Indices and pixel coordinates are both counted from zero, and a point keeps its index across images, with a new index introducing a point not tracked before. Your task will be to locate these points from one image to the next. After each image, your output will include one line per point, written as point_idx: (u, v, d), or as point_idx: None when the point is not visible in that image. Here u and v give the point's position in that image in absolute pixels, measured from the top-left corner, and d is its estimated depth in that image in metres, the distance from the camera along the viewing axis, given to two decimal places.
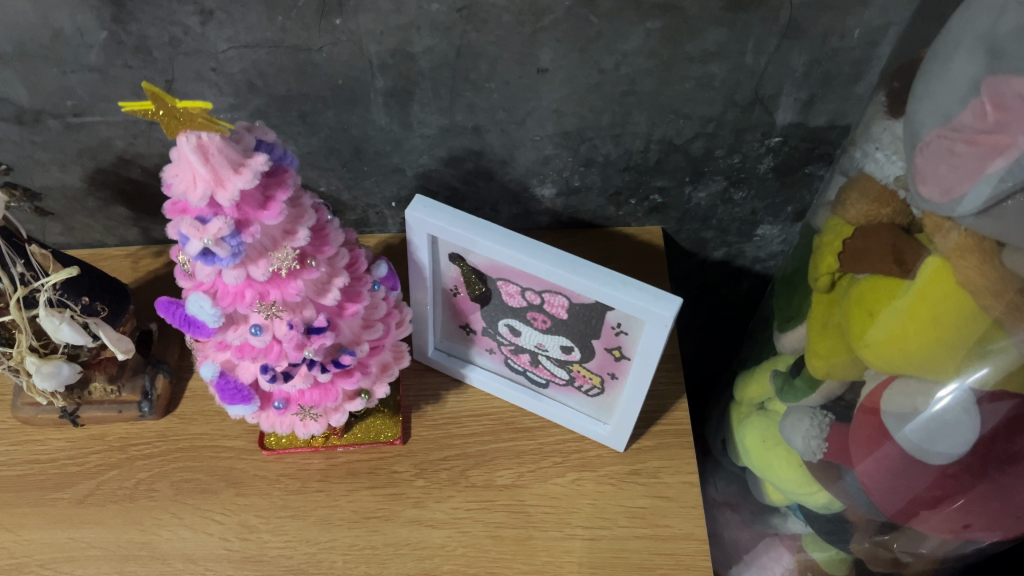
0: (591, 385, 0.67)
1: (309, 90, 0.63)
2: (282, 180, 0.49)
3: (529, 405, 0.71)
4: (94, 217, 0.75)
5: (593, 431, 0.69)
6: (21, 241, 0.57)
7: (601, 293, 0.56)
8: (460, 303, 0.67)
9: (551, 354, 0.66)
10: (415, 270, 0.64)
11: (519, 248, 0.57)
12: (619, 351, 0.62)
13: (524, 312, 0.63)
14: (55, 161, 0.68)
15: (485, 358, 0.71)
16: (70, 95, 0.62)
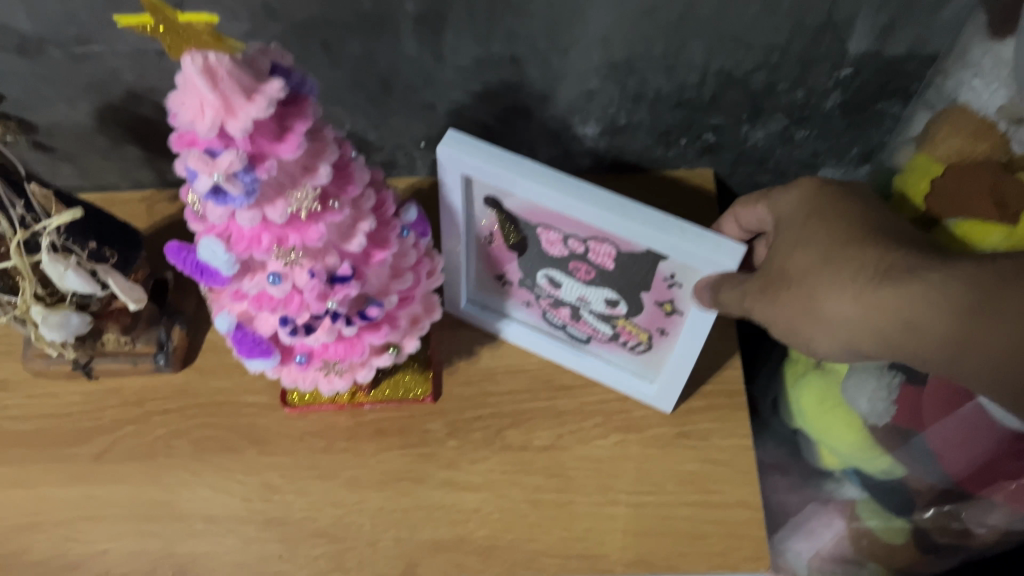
0: (638, 341, 0.61)
1: (332, 15, 0.58)
2: (301, 110, 0.44)
3: (567, 362, 0.66)
4: (106, 158, 0.71)
5: (639, 391, 0.64)
6: (21, 180, 0.52)
7: (654, 241, 0.50)
8: (494, 252, 0.62)
9: (594, 309, 0.61)
10: (449, 212, 0.59)
11: (563, 190, 0.52)
12: (671, 305, 0.57)
13: (567, 262, 0.58)
14: (62, 97, 0.63)
15: (521, 310, 0.66)
16: (74, 22, 0.57)
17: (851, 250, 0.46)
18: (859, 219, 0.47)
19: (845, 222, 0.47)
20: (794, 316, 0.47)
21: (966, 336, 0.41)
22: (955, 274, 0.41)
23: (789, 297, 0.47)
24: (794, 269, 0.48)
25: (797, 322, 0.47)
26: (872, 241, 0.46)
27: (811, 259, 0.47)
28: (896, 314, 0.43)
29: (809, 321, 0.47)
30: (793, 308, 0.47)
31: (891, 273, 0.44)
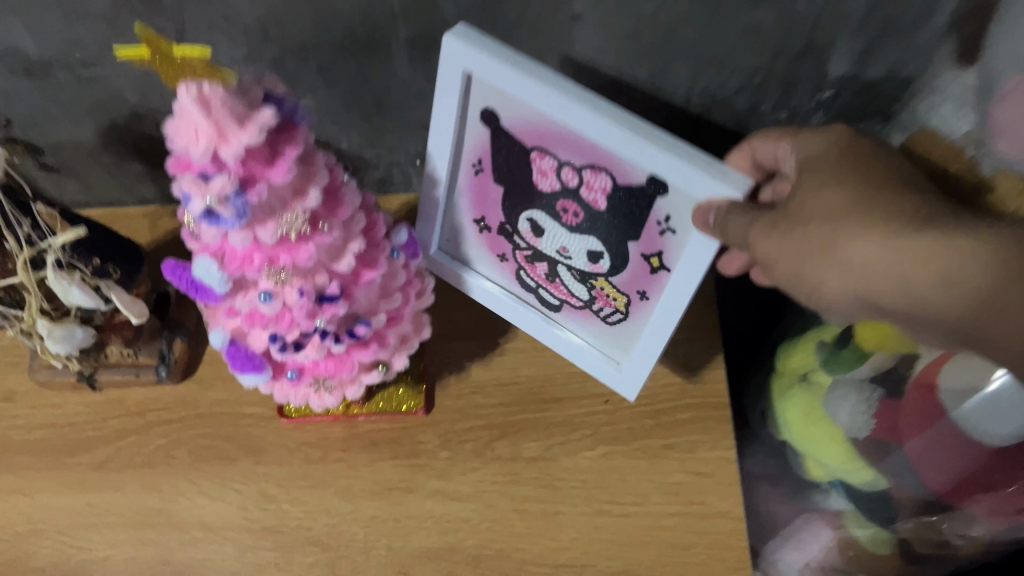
0: (614, 310, 0.60)
1: (327, 39, 0.60)
2: (292, 136, 0.46)
3: (539, 327, 0.64)
4: (110, 174, 0.73)
5: (607, 370, 0.63)
6: (27, 199, 0.54)
7: (660, 163, 0.47)
8: (478, 190, 0.59)
9: (573, 266, 0.58)
10: (437, 125, 0.55)
11: (566, 108, 0.48)
12: (658, 260, 0.54)
13: (554, 199, 0.54)
14: (67, 116, 0.66)
15: (500, 273, 0.64)
16: (78, 47, 0.59)
17: (883, 198, 0.44)
18: (883, 168, 0.47)
19: (869, 173, 0.46)
20: (815, 248, 0.45)
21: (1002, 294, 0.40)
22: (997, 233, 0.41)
23: (812, 236, 0.45)
24: (822, 207, 0.45)
25: (810, 263, 0.45)
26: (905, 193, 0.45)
27: (841, 200, 0.45)
28: (938, 272, 0.41)
29: (828, 263, 0.44)
30: (817, 244, 0.45)
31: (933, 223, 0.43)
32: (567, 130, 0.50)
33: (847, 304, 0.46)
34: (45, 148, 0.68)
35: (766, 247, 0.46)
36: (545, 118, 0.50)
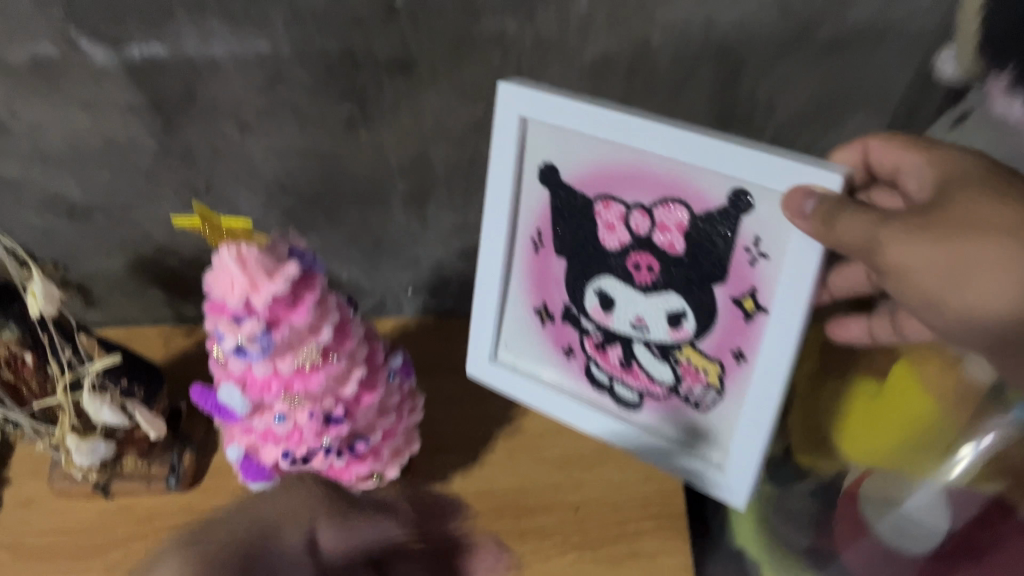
0: (704, 387, 0.56)
1: (336, 191, 0.69)
2: (311, 283, 0.54)
3: (622, 431, 0.61)
4: (131, 299, 0.81)
5: (707, 471, 0.59)
6: (71, 329, 0.63)
7: (734, 167, 0.46)
8: (538, 279, 0.59)
9: (650, 339, 0.55)
10: (488, 221, 0.58)
11: (619, 128, 0.48)
12: (754, 302, 0.50)
13: (626, 252, 0.52)
14: (100, 250, 0.74)
15: (575, 371, 0.62)
16: (118, 194, 0.69)
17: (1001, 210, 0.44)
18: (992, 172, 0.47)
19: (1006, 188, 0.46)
20: (928, 267, 0.43)
21: None
22: None
23: (947, 245, 0.43)
24: (961, 212, 0.44)
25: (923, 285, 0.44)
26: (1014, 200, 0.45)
27: (968, 211, 0.44)
28: None
29: (956, 281, 0.43)
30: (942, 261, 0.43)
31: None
32: (635, 156, 0.50)
33: (974, 310, 0.44)
34: (76, 279, 0.76)
35: (899, 251, 0.43)
36: (608, 140, 0.50)
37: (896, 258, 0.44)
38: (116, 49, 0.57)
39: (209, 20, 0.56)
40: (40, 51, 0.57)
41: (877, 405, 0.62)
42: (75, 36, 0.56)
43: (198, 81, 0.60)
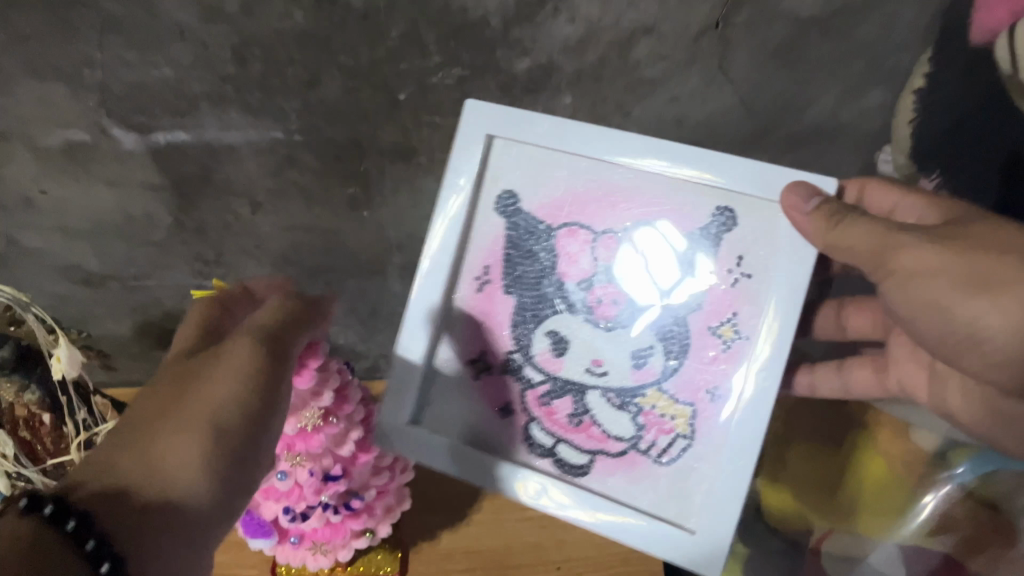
0: (671, 438, 0.59)
1: (336, 262, 0.77)
2: (316, 349, 0.58)
3: (587, 501, 0.59)
4: (136, 361, 0.86)
5: (679, 543, 0.56)
6: (88, 391, 0.69)
7: (725, 174, 0.56)
8: (473, 333, 0.63)
9: (609, 385, 0.61)
10: (433, 264, 0.63)
11: (599, 138, 0.58)
12: (731, 328, 0.57)
13: (589, 286, 0.61)
14: (110, 315, 0.79)
15: (511, 445, 0.62)
16: (133, 263, 0.74)
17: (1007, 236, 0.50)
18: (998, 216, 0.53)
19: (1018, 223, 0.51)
20: (942, 288, 0.50)
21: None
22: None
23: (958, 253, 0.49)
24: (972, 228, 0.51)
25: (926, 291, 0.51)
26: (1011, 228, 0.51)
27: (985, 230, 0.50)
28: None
29: (964, 286, 0.49)
30: (952, 278, 0.49)
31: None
32: (608, 181, 0.60)
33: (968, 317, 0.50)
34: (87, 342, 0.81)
35: (907, 255, 0.50)
36: (585, 163, 0.60)
37: (906, 263, 0.51)
38: (143, 136, 0.63)
39: (230, 112, 0.62)
40: (73, 137, 0.62)
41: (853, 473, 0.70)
42: (107, 125, 0.62)
43: (215, 165, 0.66)
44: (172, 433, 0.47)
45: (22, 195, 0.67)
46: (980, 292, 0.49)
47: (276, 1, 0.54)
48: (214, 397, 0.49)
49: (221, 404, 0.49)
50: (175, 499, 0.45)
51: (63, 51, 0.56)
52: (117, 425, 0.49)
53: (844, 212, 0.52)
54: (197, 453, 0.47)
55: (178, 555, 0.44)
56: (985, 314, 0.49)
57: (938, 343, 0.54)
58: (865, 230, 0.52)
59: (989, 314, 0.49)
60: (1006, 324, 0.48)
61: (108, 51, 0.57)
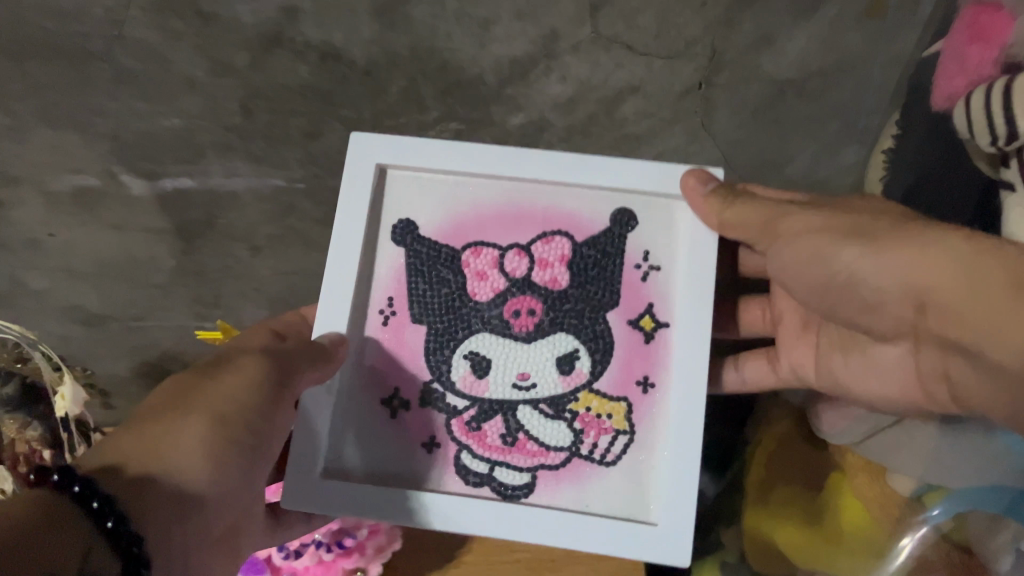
0: (611, 437, 0.52)
1: None
2: None
3: (500, 516, 0.50)
4: (132, 403, 0.87)
5: (631, 540, 0.49)
6: (88, 429, 0.70)
7: (624, 180, 0.53)
8: (388, 358, 0.54)
9: (539, 397, 0.53)
10: (329, 291, 0.53)
11: (489, 155, 0.54)
12: (652, 319, 0.53)
13: (504, 300, 0.54)
14: (109, 355, 0.81)
15: (437, 474, 0.52)
16: (134, 304, 0.76)
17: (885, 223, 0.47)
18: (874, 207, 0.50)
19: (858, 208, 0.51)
20: (822, 246, 0.49)
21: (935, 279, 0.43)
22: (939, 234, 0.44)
23: (907, 245, 0.45)
24: (784, 223, 0.51)
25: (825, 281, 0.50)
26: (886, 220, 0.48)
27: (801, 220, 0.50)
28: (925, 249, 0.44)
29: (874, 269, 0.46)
30: (840, 234, 0.48)
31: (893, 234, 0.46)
32: (509, 193, 0.55)
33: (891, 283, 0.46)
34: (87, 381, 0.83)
35: (790, 220, 0.51)
36: (483, 183, 0.55)
37: (784, 251, 0.51)
38: (150, 181, 0.66)
39: (235, 160, 0.64)
40: (83, 182, 0.65)
41: (817, 516, 0.67)
42: (116, 171, 0.65)
43: (218, 211, 0.68)
44: (184, 429, 0.45)
45: (30, 237, 0.69)
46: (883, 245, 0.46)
47: (283, 57, 0.57)
48: (223, 412, 0.47)
49: (235, 420, 0.47)
50: (199, 497, 0.45)
51: (78, 102, 0.59)
52: (131, 416, 0.47)
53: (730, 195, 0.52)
54: (207, 452, 0.45)
55: (172, 538, 0.43)
56: (860, 265, 0.47)
57: (823, 290, 0.51)
58: (755, 207, 0.52)
59: (863, 270, 0.47)
60: (886, 266, 0.45)
61: (121, 101, 0.60)
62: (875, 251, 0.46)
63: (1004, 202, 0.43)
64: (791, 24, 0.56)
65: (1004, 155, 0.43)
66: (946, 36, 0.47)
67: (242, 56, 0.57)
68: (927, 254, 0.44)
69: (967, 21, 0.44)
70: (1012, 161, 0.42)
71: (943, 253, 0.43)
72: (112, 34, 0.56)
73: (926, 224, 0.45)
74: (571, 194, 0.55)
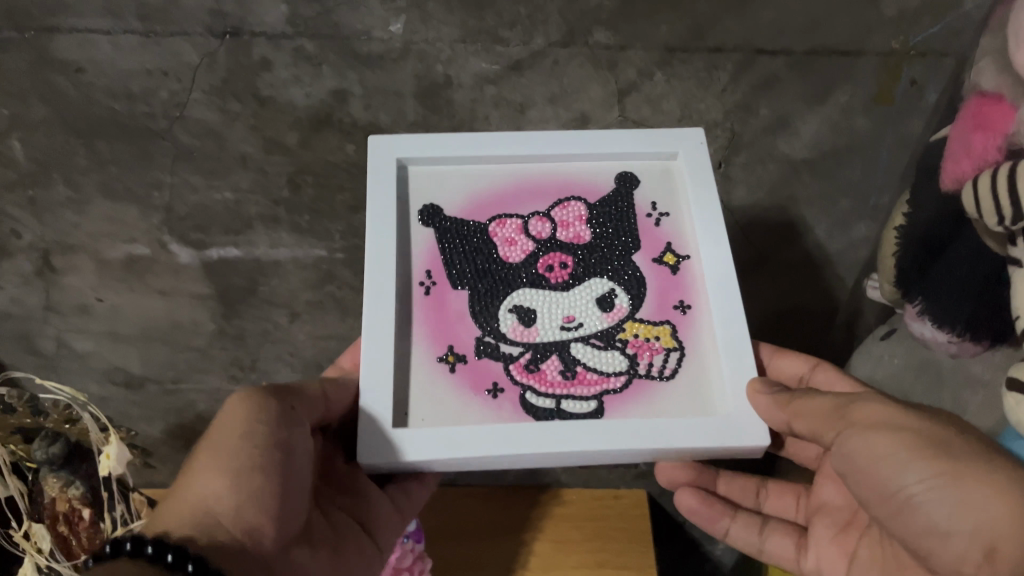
0: (663, 355, 0.51)
1: None
2: None
3: (587, 431, 0.46)
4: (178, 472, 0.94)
5: (712, 429, 0.46)
6: (125, 488, 0.81)
7: (623, 144, 0.55)
8: (442, 321, 0.52)
9: (588, 333, 0.52)
10: (374, 282, 0.50)
11: (489, 140, 0.55)
12: (673, 254, 0.54)
13: (537, 257, 0.53)
14: (146, 416, 0.85)
15: (506, 413, 0.48)
16: (173, 366, 0.80)
17: (915, 422, 0.43)
18: (933, 415, 0.44)
19: (935, 415, 0.44)
20: (883, 450, 0.43)
21: (940, 494, 0.41)
22: (947, 451, 0.41)
23: (911, 446, 0.42)
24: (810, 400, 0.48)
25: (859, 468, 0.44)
26: (941, 431, 0.43)
27: (824, 400, 0.48)
28: (922, 477, 0.41)
29: (898, 463, 0.42)
30: (899, 442, 0.43)
31: (909, 429, 0.43)
32: (518, 177, 0.57)
33: (904, 485, 0.42)
34: (136, 442, 0.89)
35: (866, 409, 0.45)
36: (497, 172, 0.56)
37: (852, 440, 0.44)
38: (198, 251, 0.69)
39: (281, 232, 0.68)
40: (135, 251, 0.69)
41: None
42: (167, 241, 0.68)
43: (261, 278, 0.72)
44: (193, 480, 0.45)
45: (80, 302, 0.73)
46: (942, 459, 0.41)
47: (332, 136, 0.62)
48: (216, 454, 0.44)
49: (226, 454, 0.44)
50: (246, 543, 0.43)
51: (138, 176, 0.63)
52: (169, 495, 0.46)
53: (791, 397, 0.47)
54: (224, 484, 0.43)
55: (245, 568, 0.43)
56: (921, 486, 0.41)
57: (880, 503, 0.44)
58: (818, 399, 0.48)
59: (925, 492, 0.41)
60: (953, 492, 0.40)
61: (179, 177, 0.64)
62: (939, 473, 0.41)
63: (1014, 277, 0.46)
64: (804, 108, 0.60)
65: (1011, 234, 0.46)
66: (956, 122, 0.51)
67: (293, 135, 0.61)
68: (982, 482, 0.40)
69: (972, 111, 0.48)
70: (1021, 238, 0.45)
71: (997, 490, 0.40)
72: (175, 114, 0.59)
73: (948, 426, 0.43)
74: (572, 164, 0.57)
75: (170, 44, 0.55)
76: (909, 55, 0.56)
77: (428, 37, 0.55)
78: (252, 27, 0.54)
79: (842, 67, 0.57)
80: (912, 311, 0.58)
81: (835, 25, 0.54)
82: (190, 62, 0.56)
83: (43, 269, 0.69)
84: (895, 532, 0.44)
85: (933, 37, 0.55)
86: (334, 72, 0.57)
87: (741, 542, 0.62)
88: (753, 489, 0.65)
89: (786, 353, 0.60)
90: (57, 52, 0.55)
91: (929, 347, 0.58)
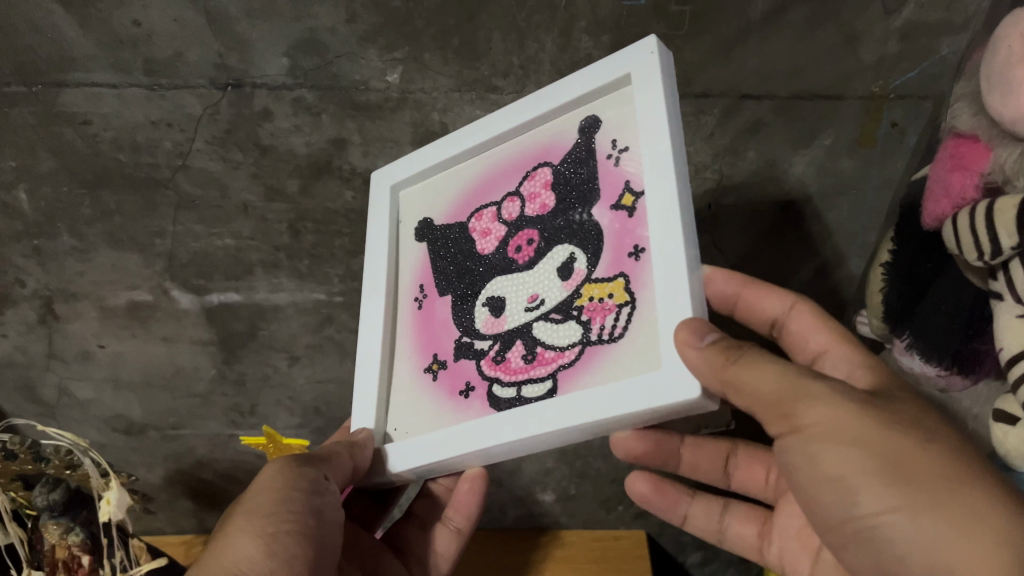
0: (615, 315, 0.43)
1: None
2: None
3: (522, 416, 0.42)
4: (176, 516, 0.93)
5: (641, 391, 0.38)
6: (127, 534, 0.78)
7: (571, 91, 0.47)
8: (431, 331, 0.51)
9: (549, 308, 0.45)
10: (368, 311, 0.53)
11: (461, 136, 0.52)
12: (631, 194, 0.44)
13: (506, 242, 0.49)
14: (144, 462, 0.86)
15: (472, 413, 0.47)
16: (173, 412, 0.80)
17: (883, 441, 0.36)
18: (901, 426, 0.37)
19: (900, 425, 0.37)
20: (841, 469, 0.36)
21: (901, 531, 0.35)
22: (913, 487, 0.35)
23: (874, 471, 0.36)
24: (761, 378, 0.37)
25: (812, 483, 0.38)
26: (911, 455, 0.36)
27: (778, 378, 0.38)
28: (880, 509, 0.36)
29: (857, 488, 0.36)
30: (856, 463, 0.36)
31: (877, 451, 0.36)
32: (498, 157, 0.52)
33: (862, 512, 0.36)
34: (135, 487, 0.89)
35: (812, 413, 0.37)
36: (483, 160, 0.52)
37: (803, 450, 0.38)
38: (198, 296, 0.70)
39: (281, 277, 0.69)
40: (137, 297, 0.70)
41: None
42: (168, 287, 0.69)
43: (261, 322, 0.72)
44: (229, 532, 0.45)
45: (83, 349, 0.73)
46: (900, 486, 0.36)
47: (331, 183, 0.63)
48: (254, 516, 0.44)
49: (266, 516, 0.44)
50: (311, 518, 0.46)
51: (142, 224, 0.65)
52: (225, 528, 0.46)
53: (738, 362, 0.37)
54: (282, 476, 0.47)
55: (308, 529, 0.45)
56: (879, 517, 0.36)
57: (830, 530, 0.39)
58: (771, 372, 0.38)
59: (882, 525, 0.36)
60: (914, 528, 0.35)
61: (181, 224, 0.65)
62: (900, 509, 0.35)
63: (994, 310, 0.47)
64: (791, 151, 0.62)
65: (992, 269, 0.47)
66: (933, 163, 0.53)
67: (294, 183, 0.63)
68: (949, 517, 0.35)
69: (949, 152, 0.50)
70: (1001, 272, 0.46)
71: (966, 531, 0.34)
72: (177, 164, 0.61)
73: (918, 445, 0.37)
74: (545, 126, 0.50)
75: (174, 96, 0.58)
76: (888, 99, 0.58)
77: (424, 87, 0.57)
78: (253, 80, 0.57)
79: (824, 111, 0.59)
80: (899, 345, 0.58)
81: (817, 70, 0.57)
82: (193, 113, 0.59)
83: (46, 317, 0.71)
84: (849, 564, 0.39)
85: (910, 81, 0.57)
86: (334, 122, 0.59)
87: (700, 530, 0.61)
88: (722, 457, 0.61)
89: (763, 288, 0.54)
90: (66, 105, 0.58)
91: (918, 380, 0.58)
